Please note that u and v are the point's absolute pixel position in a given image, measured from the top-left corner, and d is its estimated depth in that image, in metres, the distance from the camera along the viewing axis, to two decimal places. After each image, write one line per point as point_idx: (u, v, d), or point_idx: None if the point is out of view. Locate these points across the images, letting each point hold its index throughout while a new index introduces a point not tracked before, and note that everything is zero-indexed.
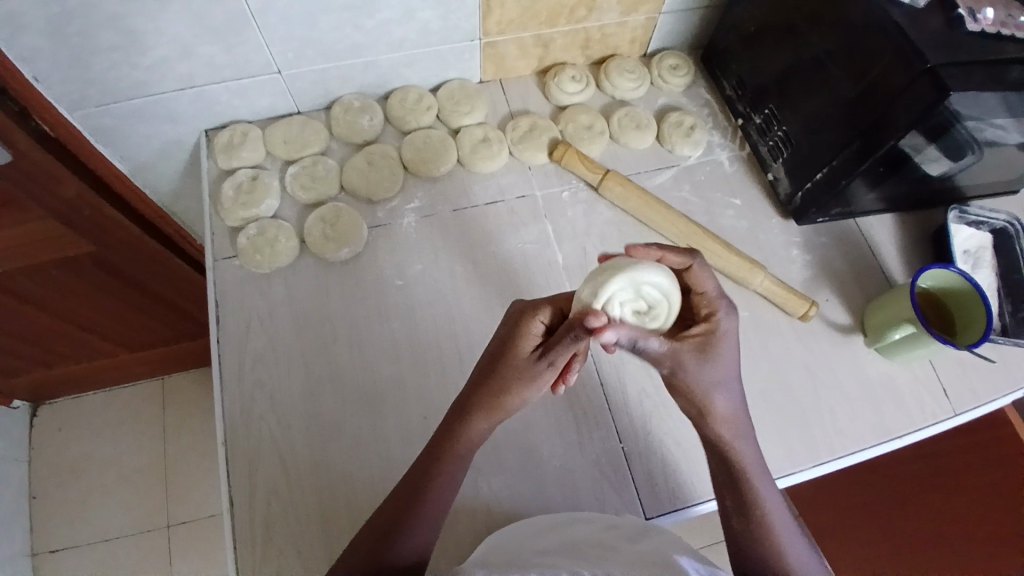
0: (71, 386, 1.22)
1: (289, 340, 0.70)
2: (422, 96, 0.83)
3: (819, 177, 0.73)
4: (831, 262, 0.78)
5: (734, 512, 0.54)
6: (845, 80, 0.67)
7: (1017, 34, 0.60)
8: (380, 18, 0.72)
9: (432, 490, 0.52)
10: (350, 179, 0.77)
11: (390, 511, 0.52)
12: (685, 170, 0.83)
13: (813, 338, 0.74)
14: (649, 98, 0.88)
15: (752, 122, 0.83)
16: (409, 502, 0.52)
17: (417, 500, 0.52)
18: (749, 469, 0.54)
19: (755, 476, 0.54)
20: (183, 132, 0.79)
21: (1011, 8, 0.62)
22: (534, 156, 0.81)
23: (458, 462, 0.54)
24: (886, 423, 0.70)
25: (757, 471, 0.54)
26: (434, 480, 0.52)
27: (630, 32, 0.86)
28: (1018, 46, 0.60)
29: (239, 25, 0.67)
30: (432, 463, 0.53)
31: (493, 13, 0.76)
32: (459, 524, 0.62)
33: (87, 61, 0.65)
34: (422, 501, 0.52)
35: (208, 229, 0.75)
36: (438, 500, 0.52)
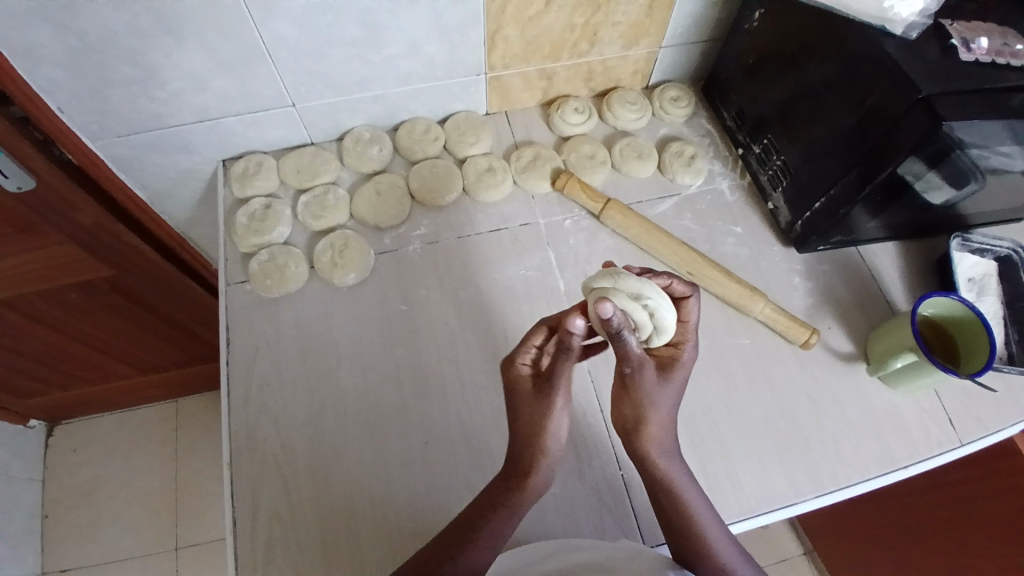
0: (87, 406, 1.25)
1: (295, 364, 0.71)
2: (429, 127, 0.86)
3: (819, 205, 0.74)
4: (833, 290, 0.78)
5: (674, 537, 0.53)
6: (843, 109, 0.68)
7: (1014, 61, 0.61)
8: (388, 52, 0.75)
9: (481, 541, 0.51)
10: (358, 207, 0.80)
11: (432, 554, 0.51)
12: (686, 199, 0.84)
13: (816, 366, 0.74)
14: (651, 128, 0.90)
15: (752, 151, 0.85)
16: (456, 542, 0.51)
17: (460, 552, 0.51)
18: (675, 481, 0.55)
19: (684, 488, 0.54)
20: (200, 161, 0.82)
21: (1007, 37, 0.63)
22: (538, 184, 0.83)
23: (518, 513, 0.53)
24: (890, 453, 0.69)
25: (685, 485, 0.55)
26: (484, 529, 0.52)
27: (632, 65, 0.88)
28: (1018, 73, 0.60)
29: (252, 59, 0.71)
30: (485, 510, 0.53)
31: (497, 48, 0.79)
32: None
33: (108, 93, 0.69)
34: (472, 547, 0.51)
35: (222, 255, 0.78)
36: (485, 553, 0.51)
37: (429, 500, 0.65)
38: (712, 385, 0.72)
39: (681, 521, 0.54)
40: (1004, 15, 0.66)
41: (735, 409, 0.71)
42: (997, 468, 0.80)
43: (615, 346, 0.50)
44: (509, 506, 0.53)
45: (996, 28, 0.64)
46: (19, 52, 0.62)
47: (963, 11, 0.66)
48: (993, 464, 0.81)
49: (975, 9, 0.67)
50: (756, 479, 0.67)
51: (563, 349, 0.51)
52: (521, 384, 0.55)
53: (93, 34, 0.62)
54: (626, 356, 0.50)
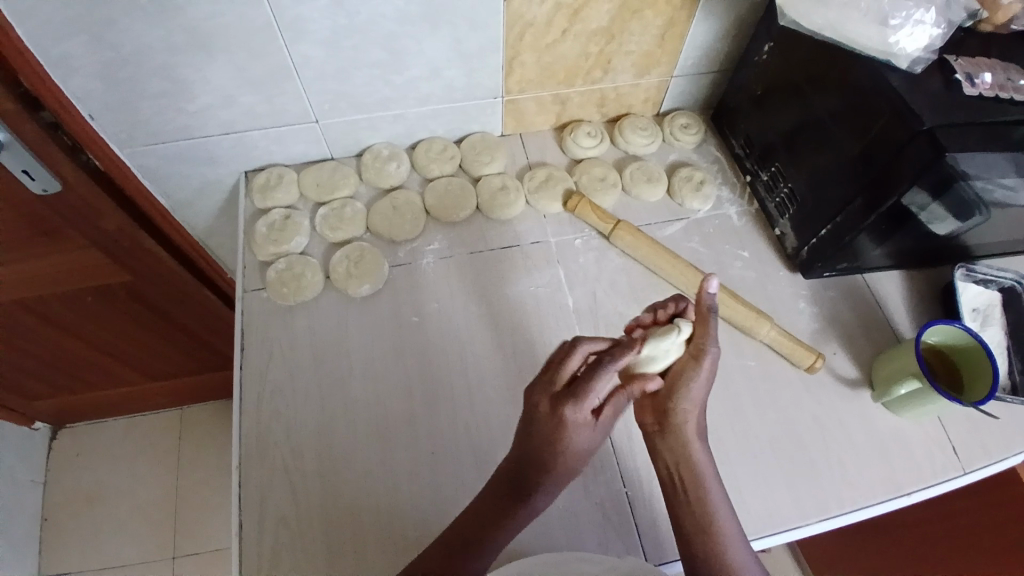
0: (93, 411, 1.26)
1: (306, 370, 0.73)
2: (446, 146, 0.89)
3: (825, 232, 0.76)
4: (838, 316, 0.80)
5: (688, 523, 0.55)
6: (848, 140, 0.70)
7: (1017, 95, 0.63)
8: (409, 75, 0.78)
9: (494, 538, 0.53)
10: (375, 221, 0.82)
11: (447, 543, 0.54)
12: (694, 223, 0.86)
13: (821, 390, 0.74)
14: (661, 154, 0.93)
15: (760, 178, 0.87)
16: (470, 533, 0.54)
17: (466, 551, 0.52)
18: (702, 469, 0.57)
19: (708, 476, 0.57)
20: (223, 173, 0.85)
21: (1010, 72, 0.65)
22: (550, 205, 0.85)
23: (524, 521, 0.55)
24: (894, 479, 0.69)
25: (709, 474, 0.57)
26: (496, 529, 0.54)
27: (643, 93, 0.91)
28: (1021, 107, 0.62)
29: (279, 77, 0.74)
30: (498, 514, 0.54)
31: (514, 73, 0.82)
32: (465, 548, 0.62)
33: (139, 104, 0.72)
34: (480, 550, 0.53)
35: (240, 264, 0.80)
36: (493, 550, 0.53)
37: (433, 509, 0.65)
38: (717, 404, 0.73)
39: (695, 508, 0.56)
40: (1007, 51, 0.68)
41: (741, 430, 0.71)
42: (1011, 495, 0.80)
43: (707, 322, 0.57)
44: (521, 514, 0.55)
45: (999, 64, 0.66)
46: (55, 62, 0.65)
47: (966, 47, 0.68)
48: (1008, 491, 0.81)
49: (978, 46, 0.69)
50: (761, 501, 0.67)
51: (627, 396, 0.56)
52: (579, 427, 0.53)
53: (128, 48, 0.65)
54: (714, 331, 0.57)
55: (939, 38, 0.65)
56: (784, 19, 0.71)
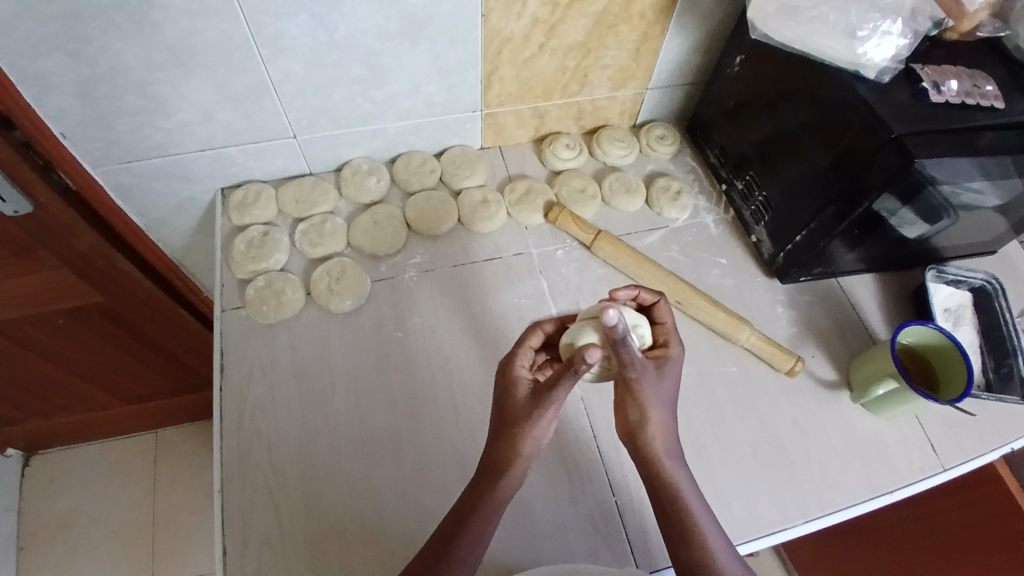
0: (66, 436, 1.22)
1: (289, 388, 0.72)
2: (426, 160, 0.89)
3: (799, 238, 0.77)
4: (815, 319, 0.81)
5: (676, 541, 0.54)
6: (819, 149, 0.72)
7: (983, 101, 0.65)
8: (390, 90, 0.79)
9: (463, 546, 0.52)
10: (356, 236, 0.82)
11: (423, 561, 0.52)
12: (672, 231, 0.88)
13: (800, 393, 0.76)
14: (638, 165, 0.94)
15: (735, 187, 0.89)
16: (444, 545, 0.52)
17: (444, 560, 0.51)
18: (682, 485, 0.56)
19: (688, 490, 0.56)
20: (200, 190, 0.84)
21: (975, 79, 0.67)
22: (530, 217, 0.86)
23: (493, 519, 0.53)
24: (875, 478, 0.71)
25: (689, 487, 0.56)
26: (466, 533, 0.52)
27: (620, 105, 0.93)
28: (986, 113, 0.64)
29: (259, 94, 0.74)
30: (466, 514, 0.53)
31: (493, 87, 0.83)
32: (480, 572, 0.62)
33: (115, 122, 0.71)
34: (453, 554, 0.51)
35: (218, 282, 0.78)
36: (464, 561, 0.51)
37: (421, 527, 0.64)
38: (700, 410, 0.74)
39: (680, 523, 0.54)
40: (968, 61, 0.71)
41: (724, 435, 0.72)
42: (993, 492, 0.80)
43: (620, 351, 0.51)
44: (482, 513, 0.53)
45: (964, 71, 0.68)
46: (29, 79, 0.63)
47: (930, 57, 0.71)
48: (990, 489, 0.81)
49: (942, 56, 0.71)
50: (747, 504, 0.68)
51: (572, 371, 0.49)
52: (520, 385, 0.56)
53: (104, 66, 0.65)
54: (632, 358, 0.51)
55: (906, 48, 0.66)
56: (755, 33, 0.73)
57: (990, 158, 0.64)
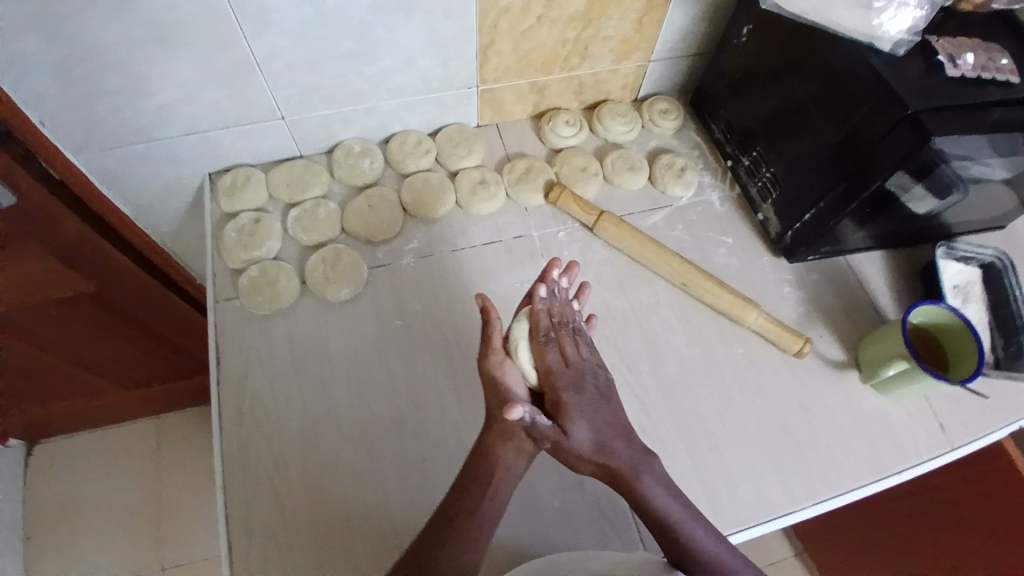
0: (67, 424, 1.21)
1: (287, 380, 0.70)
2: (421, 139, 0.86)
3: (808, 217, 0.75)
4: (823, 298, 0.80)
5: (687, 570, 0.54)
6: (829, 125, 0.70)
7: (999, 76, 0.62)
8: (382, 66, 0.75)
9: (470, 514, 0.53)
10: (351, 221, 0.79)
11: (429, 538, 0.52)
12: (677, 210, 0.85)
13: (808, 374, 0.75)
14: (641, 141, 0.91)
15: (741, 162, 0.86)
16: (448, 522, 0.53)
17: (448, 531, 0.52)
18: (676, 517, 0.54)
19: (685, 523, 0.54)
20: (188, 174, 0.81)
21: (990, 52, 0.64)
22: (531, 197, 0.83)
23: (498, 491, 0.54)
24: (883, 458, 0.70)
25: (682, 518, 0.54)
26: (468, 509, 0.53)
27: (622, 78, 0.89)
28: (1001, 88, 0.62)
29: (246, 72, 0.70)
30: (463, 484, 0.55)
31: (490, 62, 0.80)
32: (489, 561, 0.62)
33: (97, 106, 0.68)
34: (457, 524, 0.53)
35: (210, 271, 0.76)
36: (477, 532, 0.53)
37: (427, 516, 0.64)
38: (707, 394, 0.73)
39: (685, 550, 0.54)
40: (986, 31, 0.68)
41: (732, 417, 0.71)
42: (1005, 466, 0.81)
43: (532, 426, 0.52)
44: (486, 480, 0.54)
45: (979, 43, 0.65)
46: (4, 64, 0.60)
47: (946, 28, 0.68)
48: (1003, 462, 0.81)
49: (959, 25, 0.68)
50: (754, 487, 0.67)
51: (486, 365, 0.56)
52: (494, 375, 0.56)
53: (83, 46, 0.61)
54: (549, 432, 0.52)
55: (923, 20, 0.63)
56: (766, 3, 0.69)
57: (1000, 134, 0.61)
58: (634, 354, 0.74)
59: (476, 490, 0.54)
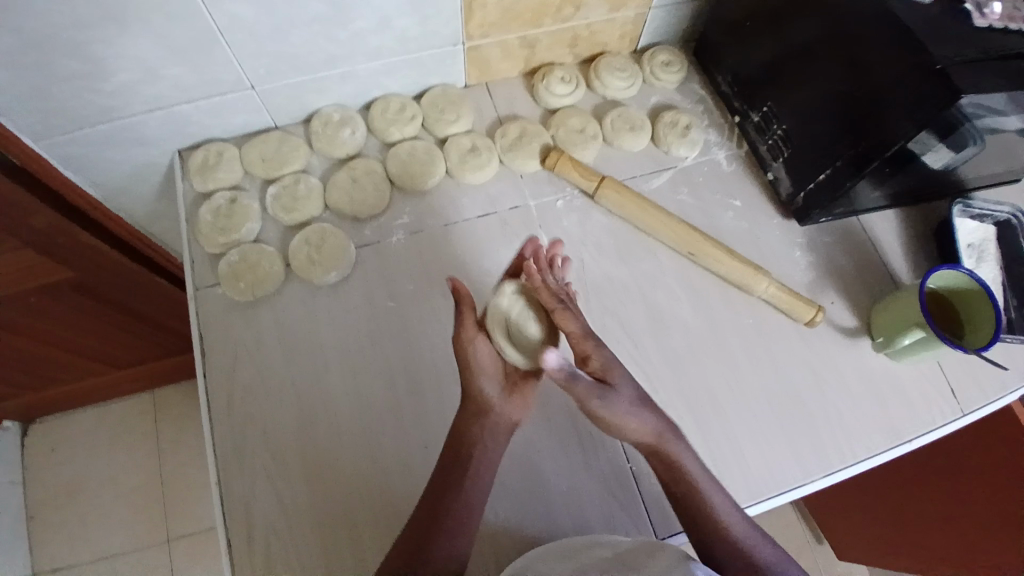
0: (62, 405, 1.20)
1: (279, 369, 0.67)
2: (405, 104, 0.79)
3: (822, 177, 0.71)
4: (834, 262, 0.76)
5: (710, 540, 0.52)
6: (847, 79, 0.65)
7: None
8: (356, 27, 0.68)
9: (457, 497, 0.53)
10: (334, 198, 0.74)
11: (420, 523, 0.52)
12: (680, 172, 0.80)
13: (819, 342, 0.72)
14: (641, 97, 0.85)
15: (750, 119, 0.80)
16: (438, 511, 0.52)
17: (437, 524, 0.51)
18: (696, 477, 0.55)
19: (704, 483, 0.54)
20: (156, 153, 0.75)
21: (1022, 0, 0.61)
22: (525, 164, 0.78)
23: (480, 478, 0.55)
24: (895, 426, 0.69)
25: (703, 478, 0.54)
26: (456, 496, 0.53)
27: (619, 29, 0.82)
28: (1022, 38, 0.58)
29: (207, 43, 0.64)
30: (447, 473, 0.54)
31: (475, 17, 0.73)
32: (496, 548, 0.60)
33: (49, 88, 0.62)
34: (447, 515, 0.52)
35: (188, 257, 0.71)
36: (469, 512, 0.53)
37: None
38: (715, 367, 0.70)
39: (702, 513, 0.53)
40: None
41: (741, 390, 0.69)
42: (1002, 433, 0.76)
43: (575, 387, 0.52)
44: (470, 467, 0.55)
45: None
46: None
47: None
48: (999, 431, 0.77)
49: None
50: (764, 461, 0.66)
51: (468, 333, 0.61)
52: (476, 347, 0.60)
53: (29, 27, 0.56)
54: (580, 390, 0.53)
55: None
56: None
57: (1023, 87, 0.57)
58: (639, 329, 0.71)
59: (460, 476, 0.54)
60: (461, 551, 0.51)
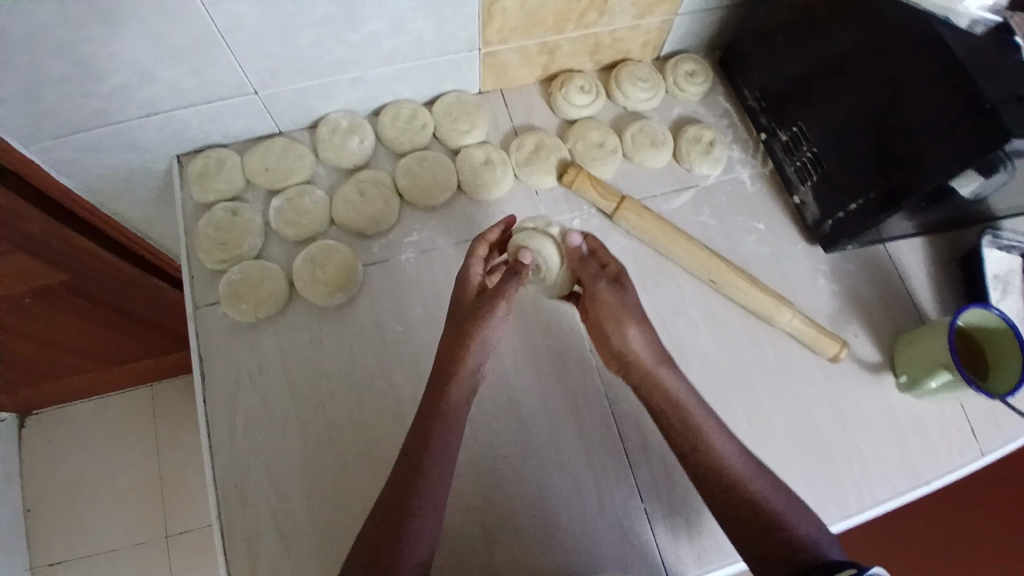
0: (59, 399, 1.17)
1: (282, 397, 0.64)
2: (416, 111, 0.75)
3: (854, 207, 0.67)
4: (858, 291, 0.73)
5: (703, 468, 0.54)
6: (886, 108, 0.61)
7: None
8: (366, 31, 0.64)
9: (429, 468, 0.52)
10: (340, 212, 0.70)
11: (395, 496, 0.51)
12: (703, 191, 0.77)
13: (841, 377, 0.70)
14: (664, 109, 0.81)
15: (778, 137, 0.76)
16: (415, 474, 0.51)
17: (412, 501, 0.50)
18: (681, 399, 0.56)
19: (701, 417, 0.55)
20: (153, 159, 0.71)
21: None
22: (542, 179, 0.74)
23: (451, 437, 0.54)
24: (914, 466, 0.67)
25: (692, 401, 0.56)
26: (432, 458, 0.52)
27: (643, 36, 0.78)
28: None
29: (206, 45, 0.59)
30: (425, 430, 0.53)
31: (493, 22, 0.68)
32: None
33: (39, 92, 0.58)
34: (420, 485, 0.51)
35: (186, 273, 0.68)
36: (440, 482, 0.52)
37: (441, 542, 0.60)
38: (734, 401, 0.68)
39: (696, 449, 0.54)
40: None
41: (760, 426, 0.67)
42: None
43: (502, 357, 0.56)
44: (448, 417, 0.54)
45: None
46: None
47: None
48: None
49: None
50: None
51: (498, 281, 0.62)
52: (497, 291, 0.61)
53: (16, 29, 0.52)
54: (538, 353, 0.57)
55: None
56: None
57: None
58: None
59: (427, 439, 0.53)
60: (430, 531, 0.50)
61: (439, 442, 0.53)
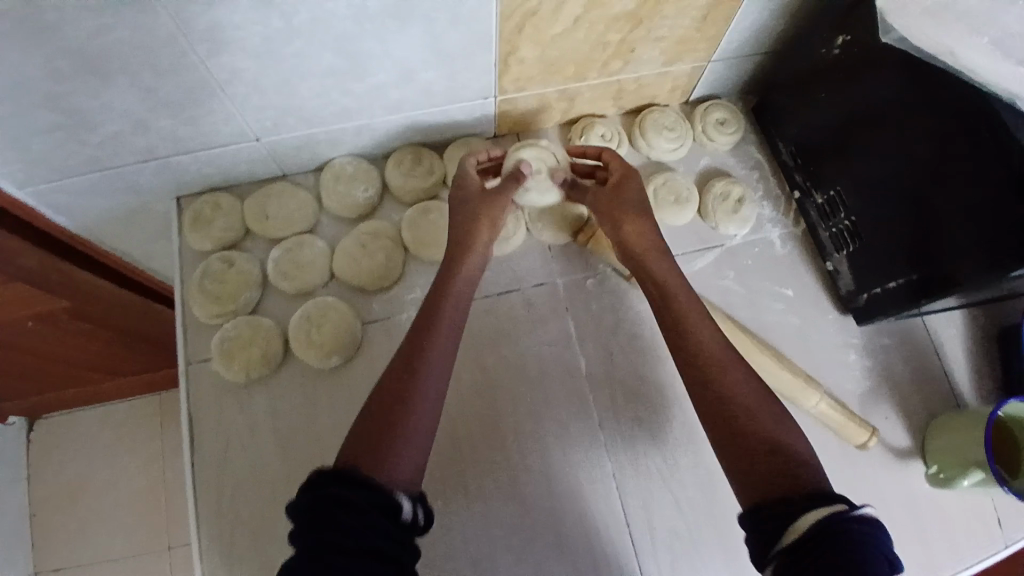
0: (67, 403, 1.06)
1: (270, 468, 0.61)
2: (424, 157, 0.71)
3: (893, 286, 0.62)
4: (892, 370, 0.68)
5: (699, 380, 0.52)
6: (935, 189, 0.54)
7: None
8: (374, 81, 0.60)
9: (415, 404, 0.50)
10: (341, 266, 0.67)
11: (382, 407, 0.49)
12: (728, 252, 0.72)
13: (867, 464, 0.65)
14: (690, 159, 0.76)
15: (812, 199, 0.71)
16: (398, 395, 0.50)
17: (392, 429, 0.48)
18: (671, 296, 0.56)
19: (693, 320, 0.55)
20: (151, 200, 0.68)
21: None
22: (556, 235, 0.70)
23: (442, 373, 0.52)
24: (940, 567, 0.63)
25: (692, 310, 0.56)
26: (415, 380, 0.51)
27: (671, 82, 0.73)
28: None
29: (202, 97, 0.56)
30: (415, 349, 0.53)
31: (510, 70, 0.64)
32: None
33: (29, 141, 0.55)
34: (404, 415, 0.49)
35: (179, 326, 0.65)
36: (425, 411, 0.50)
37: None
38: None
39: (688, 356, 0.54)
40: None
41: None
42: None
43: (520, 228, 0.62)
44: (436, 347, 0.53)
45: None
46: None
47: None
48: None
49: None
50: None
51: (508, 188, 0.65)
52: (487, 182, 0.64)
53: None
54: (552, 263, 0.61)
55: None
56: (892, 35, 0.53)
57: None
58: (671, 440, 0.65)
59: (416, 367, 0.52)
60: (416, 452, 0.48)
61: (428, 361, 0.52)
